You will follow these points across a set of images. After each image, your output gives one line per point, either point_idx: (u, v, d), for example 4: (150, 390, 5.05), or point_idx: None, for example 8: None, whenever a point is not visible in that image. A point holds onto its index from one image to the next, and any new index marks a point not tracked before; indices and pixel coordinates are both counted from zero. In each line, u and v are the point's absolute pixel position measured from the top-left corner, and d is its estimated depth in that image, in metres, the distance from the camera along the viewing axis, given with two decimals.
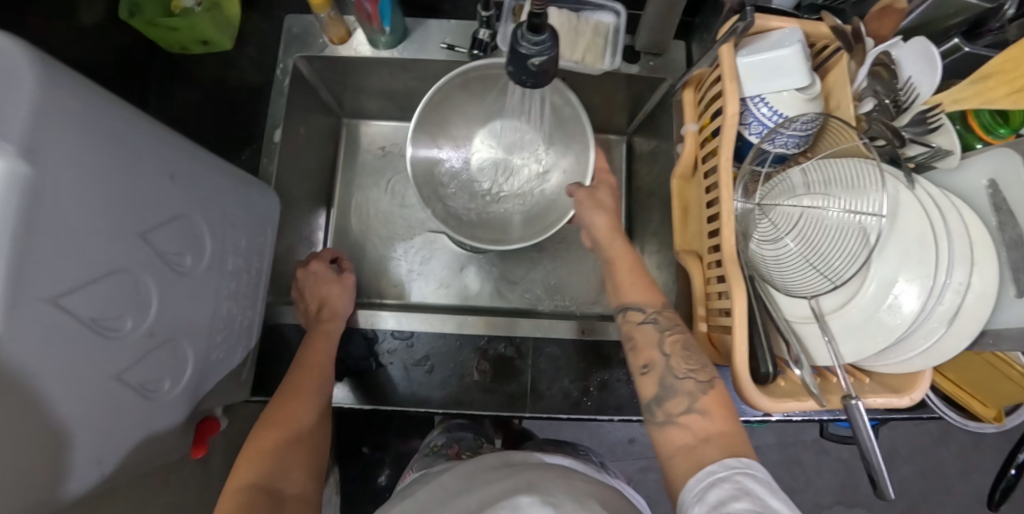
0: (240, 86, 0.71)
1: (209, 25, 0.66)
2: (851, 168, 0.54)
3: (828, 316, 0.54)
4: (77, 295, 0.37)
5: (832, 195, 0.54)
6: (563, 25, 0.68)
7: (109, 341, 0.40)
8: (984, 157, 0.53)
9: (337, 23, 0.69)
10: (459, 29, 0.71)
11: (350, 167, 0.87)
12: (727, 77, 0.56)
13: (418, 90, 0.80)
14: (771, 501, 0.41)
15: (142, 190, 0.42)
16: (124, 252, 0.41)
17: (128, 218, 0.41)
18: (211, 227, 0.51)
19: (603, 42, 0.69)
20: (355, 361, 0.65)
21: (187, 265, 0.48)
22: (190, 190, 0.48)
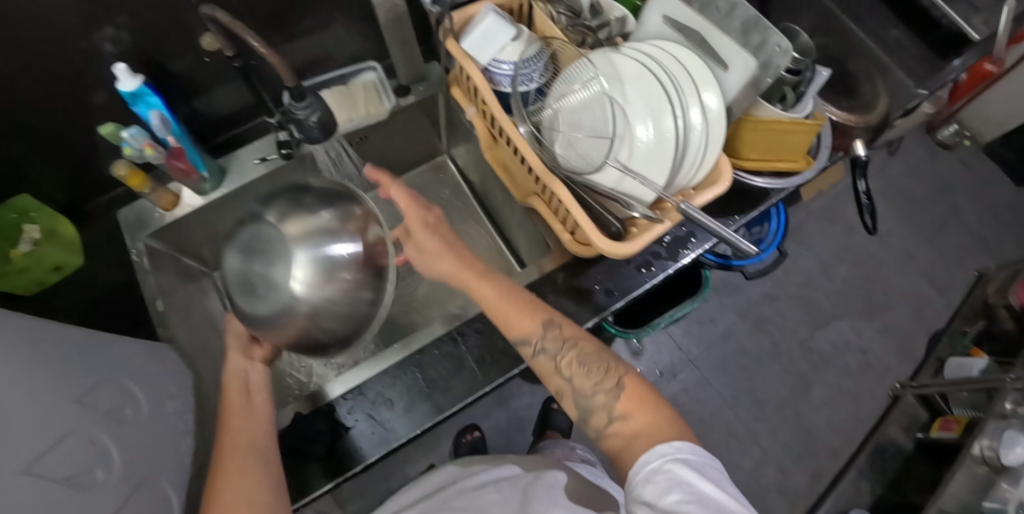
0: (107, 290, 0.79)
1: (54, 250, 0.74)
2: (576, 65, 0.70)
3: (629, 163, 0.67)
4: (44, 461, 0.44)
5: (574, 88, 0.69)
6: (339, 98, 0.83)
7: (87, 490, 0.48)
8: (651, 7, 0.71)
9: (162, 191, 0.78)
10: (264, 144, 0.84)
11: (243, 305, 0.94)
12: (461, 59, 0.70)
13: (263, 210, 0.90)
14: (707, 489, 0.47)
15: (51, 373, 0.49)
16: (58, 421, 0.47)
17: (49, 396, 0.47)
18: (135, 382, 0.60)
19: (375, 93, 0.84)
20: (323, 438, 0.69)
21: (128, 415, 0.57)
22: (102, 360, 0.57)
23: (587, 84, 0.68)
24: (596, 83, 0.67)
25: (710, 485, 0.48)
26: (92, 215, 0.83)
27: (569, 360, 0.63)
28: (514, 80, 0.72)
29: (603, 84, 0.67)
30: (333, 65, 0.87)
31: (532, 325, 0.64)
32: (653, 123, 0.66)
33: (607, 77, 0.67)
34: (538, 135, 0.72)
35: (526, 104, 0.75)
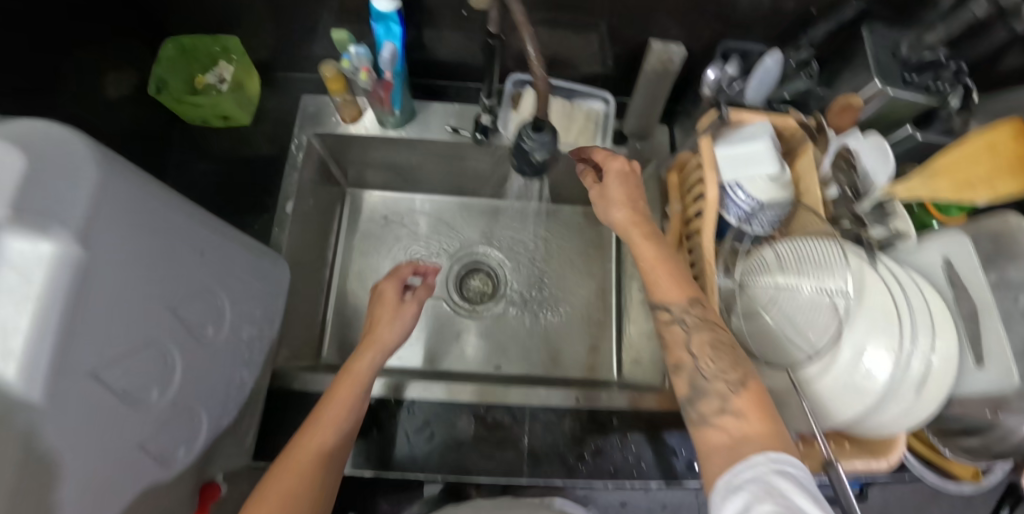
0: (252, 157, 0.77)
1: (231, 103, 0.73)
2: (817, 248, 0.59)
3: (806, 384, 0.57)
4: (115, 368, 0.39)
5: (802, 275, 0.59)
6: (560, 110, 0.76)
7: (131, 412, 0.40)
8: (938, 240, 0.60)
9: (351, 102, 0.75)
10: (461, 112, 0.79)
11: (352, 234, 0.91)
12: (707, 167, 0.63)
13: (419, 164, 0.85)
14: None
15: (174, 261, 0.44)
16: (154, 325, 0.42)
17: (157, 291, 0.42)
18: (231, 299, 0.52)
19: (595, 126, 0.77)
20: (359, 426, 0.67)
21: (208, 335, 0.49)
22: (215, 265, 0.50)
23: (820, 279, 0.58)
24: (830, 289, 0.57)
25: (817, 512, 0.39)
26: (278, 78, 0.80)
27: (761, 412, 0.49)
28: (743, 215, 0.63)
29: (836, 291, 0.57)
30: (575, 76, 0.81)
31: (774, 417, 0.49)
32: (864, 365, 0.54)
33: (845, 285, 0.57)
34: (732, 289, 0.64)
35: (737, 241, 0.66)
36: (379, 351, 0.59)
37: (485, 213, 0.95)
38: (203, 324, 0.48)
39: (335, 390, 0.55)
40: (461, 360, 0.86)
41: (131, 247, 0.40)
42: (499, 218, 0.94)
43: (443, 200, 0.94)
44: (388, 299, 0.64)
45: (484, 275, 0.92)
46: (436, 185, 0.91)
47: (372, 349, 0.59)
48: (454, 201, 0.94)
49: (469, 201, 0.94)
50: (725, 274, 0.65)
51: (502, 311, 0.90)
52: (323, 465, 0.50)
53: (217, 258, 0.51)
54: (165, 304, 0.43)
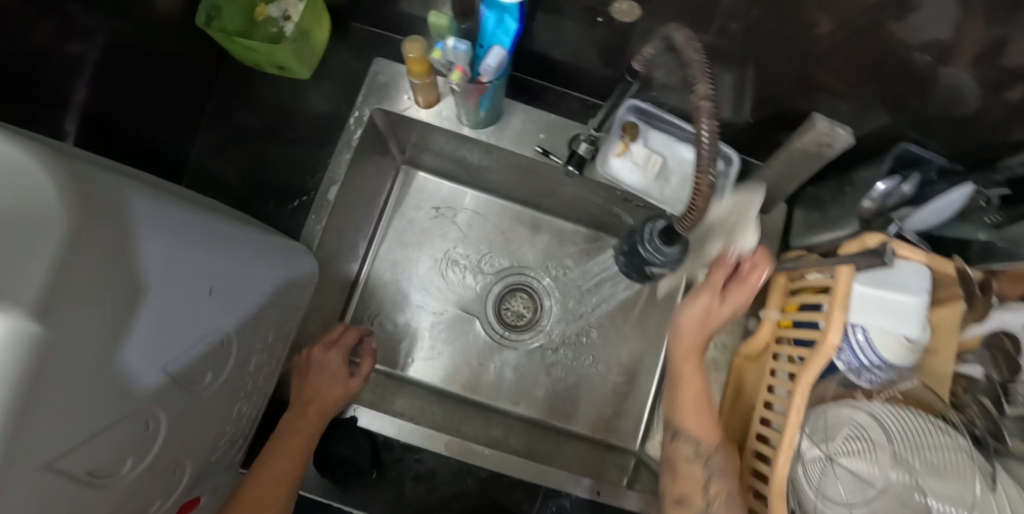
0: (303, 119, 0.66)
1: (290, 55, 0.60)
2: (940, 450, 0.48)
3: None
4: (79, 452, 0.30)
5: (913, 479, 0.47)
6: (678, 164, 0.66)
7: (95, 493, 0.33)
8: None
9: (431, 88, 0.62)
10: (555, 126, 0.65)
11: (396, 219, 0.81)
12: (836, 304, 0.52)
13: (489, 166, 0.73)
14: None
15: (182, 309, 0.36)
16: (148, 393, 0.34)
17: (153, 352, 0.34)
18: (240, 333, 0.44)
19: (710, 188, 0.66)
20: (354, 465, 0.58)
21: (205, 381, 0.41)
22: (227, 300, 0.41)
23: (931, 490, 0.47)
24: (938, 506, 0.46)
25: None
26: (352, 28, 0.67)
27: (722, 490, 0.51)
28: (855, 367, 0.54)
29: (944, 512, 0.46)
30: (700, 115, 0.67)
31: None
32: None
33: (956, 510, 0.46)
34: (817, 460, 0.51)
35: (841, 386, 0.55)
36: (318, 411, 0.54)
37: (545, 230, 0.83)
38: (202, 372, 0.40)
39: (283, 444, 0.51)
40: (477, 387, 0.78)
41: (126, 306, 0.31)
42: (562, 243, 0.82)
43: (506, 207, 0.82)
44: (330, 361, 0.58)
45: (525, 298, 0.82)
46: (501, 188, 0.79)
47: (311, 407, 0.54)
48: (518, 209, 0.82)
49: (534, 214, 0.82)
50: (814, 437, 0.52)
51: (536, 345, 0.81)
52: None
53: (234, 291, 0.42)
54: (162, 365, 0.35)
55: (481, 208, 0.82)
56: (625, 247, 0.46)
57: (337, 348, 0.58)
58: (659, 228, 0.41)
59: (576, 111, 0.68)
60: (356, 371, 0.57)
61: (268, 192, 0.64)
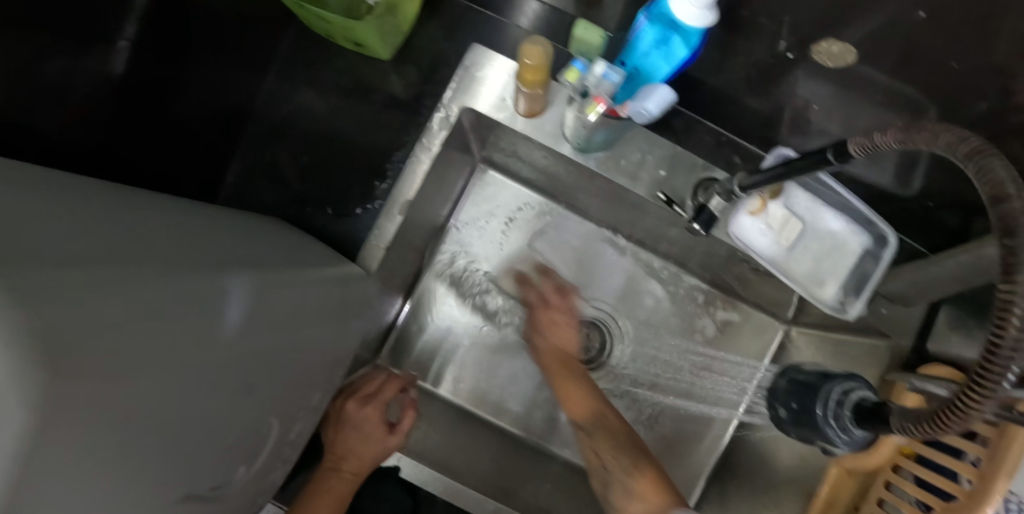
0: (375, 106, 0.55)
1: (371, 34, 0.49)
2: None
3: None
4: None
5: None
6: (814, 240, 0.55)
7: None
8: None
9: (537, 98, 0.50)
10: (680, 166, 0.53)
11: (464, 224, 0.70)
12: (1004, 474, 0.42)
13: (586, 187, 0.61)
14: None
15: (202, 423, 0.29)
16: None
17: (171, 482, 0.28)
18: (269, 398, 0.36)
19: (849, 276, 0.55)
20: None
21: (225, 461, 0.33)
22: (251, 366, 0.33)
23: None
24: None
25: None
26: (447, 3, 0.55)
27: (615, 444, 0.52)
28: None
29: None
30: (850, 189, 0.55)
31: (676, 494, 0.47)
32: None
33: None
34: None
35: None
36: (360, 462, 0.49)
37: (632, 262, 0.71)
38: (231, 469, 0.34)
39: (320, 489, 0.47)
40: (519, 420, 0.66)
41: (135, 456, 0.24)
42: (645, 277, 0.71)
43: (590, 227, 0.71)
44: (372, 407, 0.50)
45: (596, 333, 0.70)
46: (590, 209, 0.67)
47: (355, 460, 0.48)
48: (602, 233, 0.71)
49: (620, 241, 0.70)
50: None
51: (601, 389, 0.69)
52: None
53: (266, 372, 0.35)
54: (183, 491, 0.29)
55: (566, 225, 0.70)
56: (791, 399, 0.37)
57: (375, 404, 0.51)
58: (856, 402, 0.33)
59: (706, 145, 0.58)
60: (396, 427, 0.51)
61: (327, 194, 0.54)
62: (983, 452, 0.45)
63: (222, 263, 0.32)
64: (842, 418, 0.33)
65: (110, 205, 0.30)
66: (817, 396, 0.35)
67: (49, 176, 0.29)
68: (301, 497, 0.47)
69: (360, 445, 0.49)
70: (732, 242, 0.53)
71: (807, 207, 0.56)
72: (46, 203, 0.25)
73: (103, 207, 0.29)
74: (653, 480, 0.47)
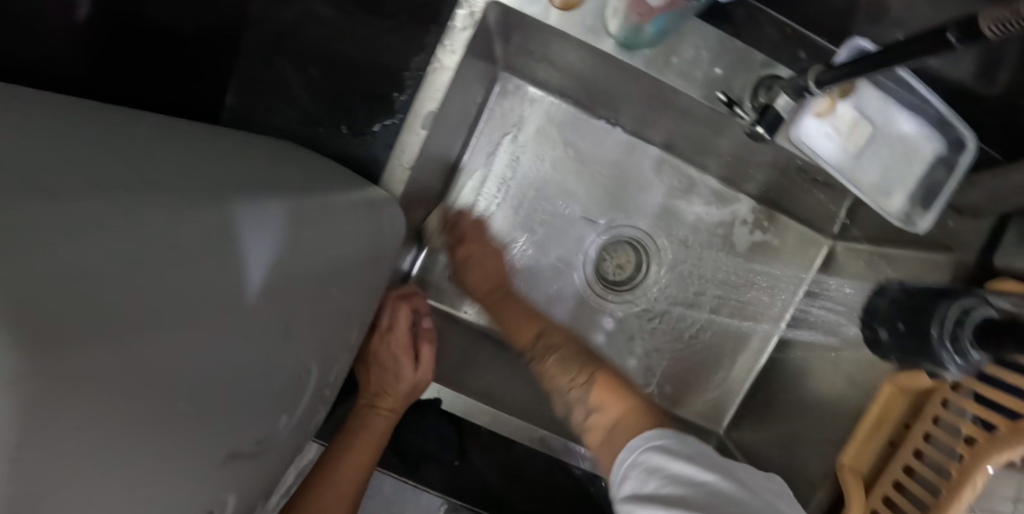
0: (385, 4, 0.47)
1: None
2: None
3: None
4: None
5: None
6: (884, 146, 0.50)
7: None
8: None
9: None
10: (738, 62, 0.47)
11: (487, 141, 0.63)
12: None
13: (626, 95, 0.54)
14: (715, 482, 0.35)
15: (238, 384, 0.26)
16: (217, 486, 0.27)
17: (215, 445, 0.26)
18: (306, 337, 0.33)
19: (918, 184, 0.50)
20: (434, 446, 0.50)
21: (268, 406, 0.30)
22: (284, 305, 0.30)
23: None
24: None
25: (721, 478, 0.35)
26: None
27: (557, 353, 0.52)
28: None
29: None
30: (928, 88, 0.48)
31: (632, 391, 0.47)
32: None
33: None
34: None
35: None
36: (401, 398, 0.48)
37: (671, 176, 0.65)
38: (275, 420, 0.32)
39: (363, 424, 0.46)
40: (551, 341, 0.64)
41: (169, 418, 0.21)
42: (687, 192, 0.65)
43: (625, 138, 0.63)
44: (404, 336, 0.48)
45: (630, 254, 0.66)
46: (626, 121, 0.61)
47: (396, 395, 0.47)
48: (642, 146, 0.64)
49: (660, 153, 0.63)
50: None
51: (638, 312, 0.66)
52: None
53: (300, 309, 0.32)
54: (228, 451, 0.27)
55: (601, 138, 0.63)
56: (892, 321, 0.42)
57: (396, 337, 0.47)
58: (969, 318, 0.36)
59: (769, 41, 0.49)
60: (421, 359, 0.49)
61: (343, 111, 0.48)
62: None
63: (239, 196, 0.28)
64: (960, 340, 0.36)
65: (105, 129, 0.25)
66: (931, 318, 0.37)
67: (18, 96, 0.24)
68: (344, 431, 0.46)
69: (392, 380, 0.47)
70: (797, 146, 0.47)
71: (879, 108, 0.49)
72: (21, 128, 0.20)
73: (95, 133, 0.24)
74: (606, 385, 0.48)
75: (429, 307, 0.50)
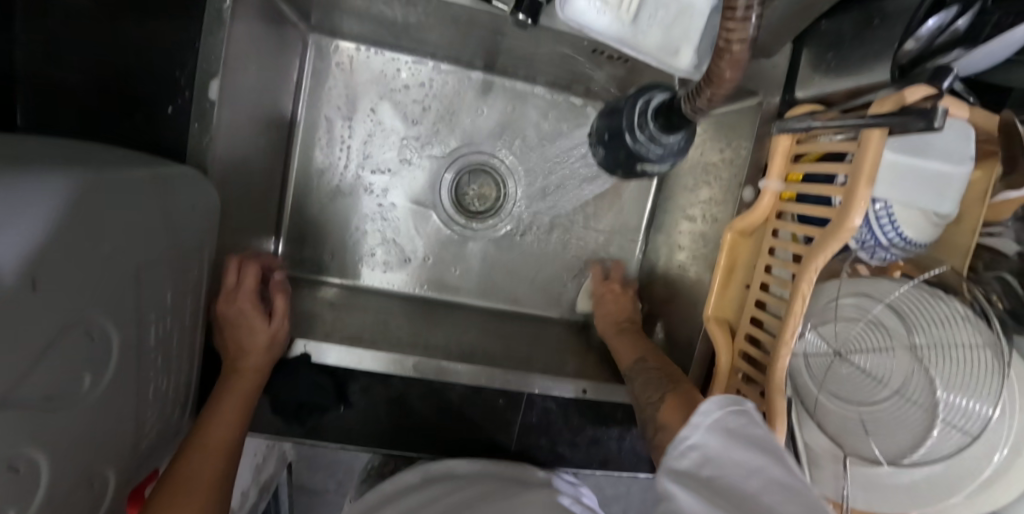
0: None
1: None
2: (915, 300, 0.44)
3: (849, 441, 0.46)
4: None
5: (874, 336, 0.44)
6: (658, 6, 0.51)
7: None
8: None
9: None
10: None
11: (319, 106, 0.64)
12: (864, 178, 0.43)
13: (425, 23, 0.56)
14: (768, 465, 0.31)
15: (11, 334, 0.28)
16: (8, 439, 0.29)
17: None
18: (94, 301, 0.34)
19: (698, 35, 0.52)
20: (313, 398, 0.52)
21: (59, 368, 0.32)
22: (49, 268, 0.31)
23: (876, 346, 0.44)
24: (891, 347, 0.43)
25: (773, 462, 0.32)
26: None
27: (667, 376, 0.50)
28: (868, 245, 0.48)
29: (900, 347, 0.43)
30: None
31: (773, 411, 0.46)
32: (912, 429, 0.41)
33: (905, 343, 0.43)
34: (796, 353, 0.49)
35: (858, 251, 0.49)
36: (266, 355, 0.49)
37: (507, 97, 0.66)
38: (73, 380, 0.33)
39: (229, 388, 0.48)
40: (433, 282, 0.67)
41: None
42: (521, 108, 0.66)
43: (450, 71, 0.65)
44: (248, 293, 0.49)
45: (487, 178, 0.67)
46: (443, 53, 0.62)
47: (257, 351, 0.49)
48: (468, 74, 0.65)
49: (487, 77, 0.65)
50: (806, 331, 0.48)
51: (508, 233, 0.68)
52: (218, 481, 0.43)
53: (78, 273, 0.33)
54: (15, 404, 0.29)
55: (425, 76, 0.64)
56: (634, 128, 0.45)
57: (242, 295, 0.49)
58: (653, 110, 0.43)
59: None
60: (274, 311, 0.51)
61: (127, 100, 0.49)
62: (847, 166, 0.46)
63: None
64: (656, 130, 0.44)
65: None
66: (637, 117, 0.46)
67: None
68: (210, 397, 0.47)
69: (248, 336, 0.49)
70: (569, 23, 0.49)
71: None
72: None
73: None
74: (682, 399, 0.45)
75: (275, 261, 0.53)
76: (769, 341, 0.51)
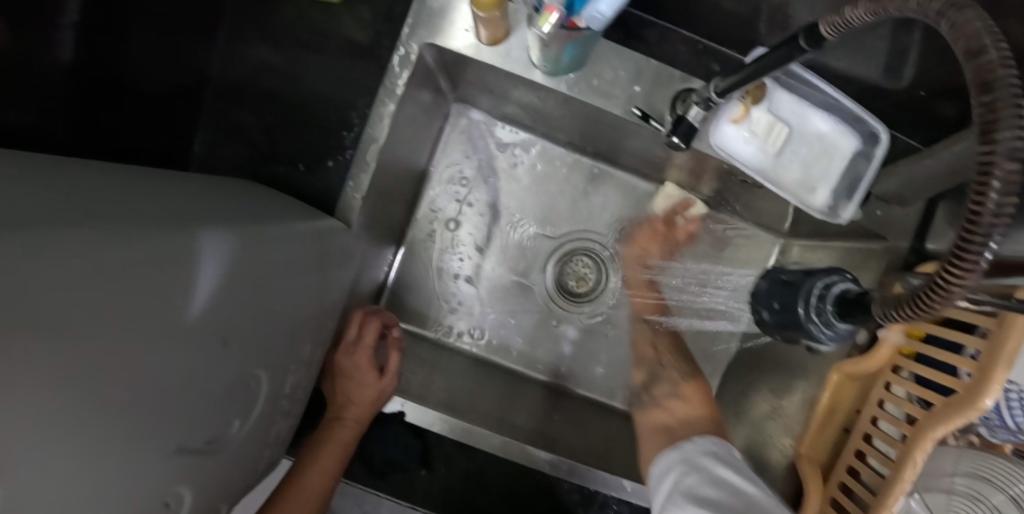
0: (334, 51, 0.53)
1: None
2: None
3: None
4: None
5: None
6: (803, 145, 0.53)
7: None
8: None
9: (498, 24, 0.48)
10: (651, 78, 0.51)
11: (447, 168, 0.68)
12: (1001, 364, 0.41)
13: (564, 114, 0.59)
14: None
15: (181, 383, 0.30)
16: (163, 479, 0.30)
17: (159, 436, 0.29)
18: (259, 352, 0.37)
19: (839, 177, 0.53)
20: (400, 458, 0.53)
21: (222, 411, 0.34)
22: (238, 321, 0.34)
23: None
24: None
25: None
26: None
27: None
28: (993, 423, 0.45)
29: None
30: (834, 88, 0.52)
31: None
32: None
33: None
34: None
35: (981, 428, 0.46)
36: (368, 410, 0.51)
37: (622, 189, 0.69)
38: (224, 424, 0.35)
39: (330, 436, 0.50)
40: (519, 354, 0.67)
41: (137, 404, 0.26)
42: (636, 203, 0.69)
43: (574, 157, 0.68)
44: (364, 347, 0.52)
45: (588, 261, 0.69)
46: (571, 139, 0.65)
47: (359, 406, 0.51)
48: (590, 162, 0.68)
49: (608, 167, 0.68)
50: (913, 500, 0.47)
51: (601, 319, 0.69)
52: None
53: (256, 324, 0.36)
54: (176, 446, 0.31)
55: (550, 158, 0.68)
56: (777, 305, 0.36)
57: (360, 348, 0.52)
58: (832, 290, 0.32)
59: (682, 56, 0.53)
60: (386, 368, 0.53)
61: (294, 148, 0.53)
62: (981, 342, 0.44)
63: (205, 227, 0.32)
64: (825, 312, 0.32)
65: (60, 174, 0.30)
66: (799, 292, 0.34)
67: (17, 159, 0.29)
68: (313, 442, 0.49)
69: (356, 391, 0.51)
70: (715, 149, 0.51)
71: (791, 107, 0.52)
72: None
73: (49, 174, 0.29)
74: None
75: (391, 320, 0.55)
76: (865, 497, 0.49)
